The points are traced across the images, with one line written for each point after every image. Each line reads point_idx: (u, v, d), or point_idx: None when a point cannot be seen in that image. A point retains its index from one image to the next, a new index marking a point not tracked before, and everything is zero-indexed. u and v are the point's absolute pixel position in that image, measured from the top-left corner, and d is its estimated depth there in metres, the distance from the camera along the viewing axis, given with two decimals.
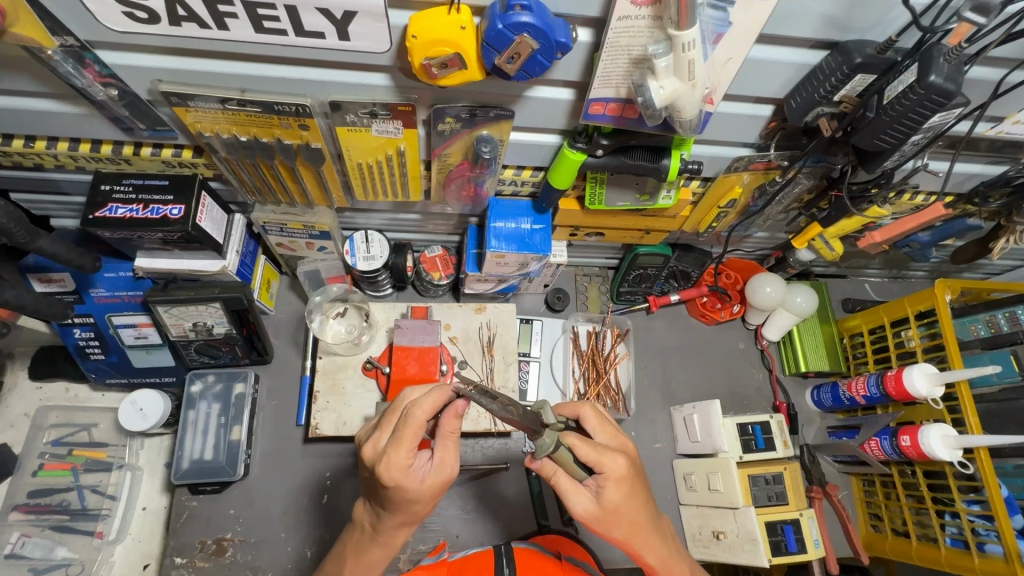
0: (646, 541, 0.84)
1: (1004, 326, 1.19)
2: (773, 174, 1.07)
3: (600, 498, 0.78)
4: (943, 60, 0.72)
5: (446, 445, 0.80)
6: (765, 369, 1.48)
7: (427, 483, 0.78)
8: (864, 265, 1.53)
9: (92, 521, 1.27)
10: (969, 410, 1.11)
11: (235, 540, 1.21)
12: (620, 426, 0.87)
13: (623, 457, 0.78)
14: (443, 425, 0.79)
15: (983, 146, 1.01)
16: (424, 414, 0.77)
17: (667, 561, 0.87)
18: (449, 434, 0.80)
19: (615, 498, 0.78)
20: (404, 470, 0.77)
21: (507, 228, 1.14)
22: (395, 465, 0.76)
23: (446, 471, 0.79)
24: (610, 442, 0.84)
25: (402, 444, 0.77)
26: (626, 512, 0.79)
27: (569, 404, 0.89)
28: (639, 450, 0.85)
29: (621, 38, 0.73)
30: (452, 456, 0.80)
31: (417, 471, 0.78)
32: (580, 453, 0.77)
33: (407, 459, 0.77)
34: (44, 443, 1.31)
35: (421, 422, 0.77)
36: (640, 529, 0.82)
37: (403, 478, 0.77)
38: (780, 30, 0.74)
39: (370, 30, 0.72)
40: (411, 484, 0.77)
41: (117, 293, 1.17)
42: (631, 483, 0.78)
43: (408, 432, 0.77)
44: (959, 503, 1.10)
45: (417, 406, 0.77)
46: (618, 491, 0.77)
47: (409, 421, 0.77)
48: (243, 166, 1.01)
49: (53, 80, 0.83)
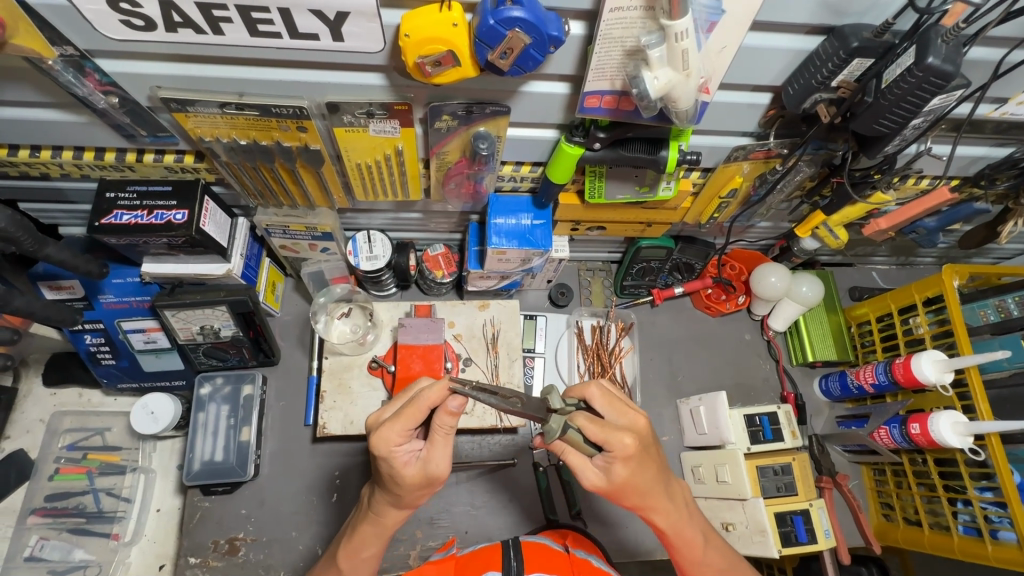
0: (658, 510, 0.85)
1: (1013, 310, 1.18)
2: (773, 162, 1.05)
3: (609, 473, 0.80)
4: (941, 42, 0.71)
5: (438, 443, 0.80)
6: (772, 360, 1.47)
7: (406, 470, 0.81)
8: (871, 252, 1.52)
9: (108, 523, 1.30)
10: (978, 396, 1.10)
11: (247, 539, 1.23)
12: (632, 402, 0.85)
13: (631, 435, 0.78)
14: (437, 421, 0.79)
15: (988, 129, 1.00)
16: (426, 400, 0.79)
17: (679, 527, 0.88)
18: (440, 430, 0.79)
19: (623, 474, 0.79)
20: (391, 447, 0.80)
21: (507, 224, 1.15)
22: (384, 439, 0.80)
23: (429, 467, 0.80)
24: (619, 420, 0.83)
25: (395, 423, 0.80)
26: (637, 486, 0.81)
27: (577, 384, 0.87)
28: (650, 425, 0.84)
29: (614, 31, 0.72)
30: (440, 455, 0.81)
31: (404, 455, 0.81)
32: (588, 433, 0.79)
33: (397, 437, 0.80)
34: (59, 447, 1.33)
35: (421, 405, 0.79)
36: (651, 499, 0.84)
37: (388, 453, 0.80)
38: (774, 17, 0.74)
39: (364, 30, 0.73)
40: (393, 464, 0.81)
41: (125, 298, 1.18)
42: (640, 459, 0.80)
43: (408, 410, 0.80)
44: (971, 489, 1.09)
45: (424, 390, 0.80)
46: (627, 467, 0.79)
47: (411, 403, 0.80)
48: (244, 170, 1.02)
49: (56, 90, 0.84)
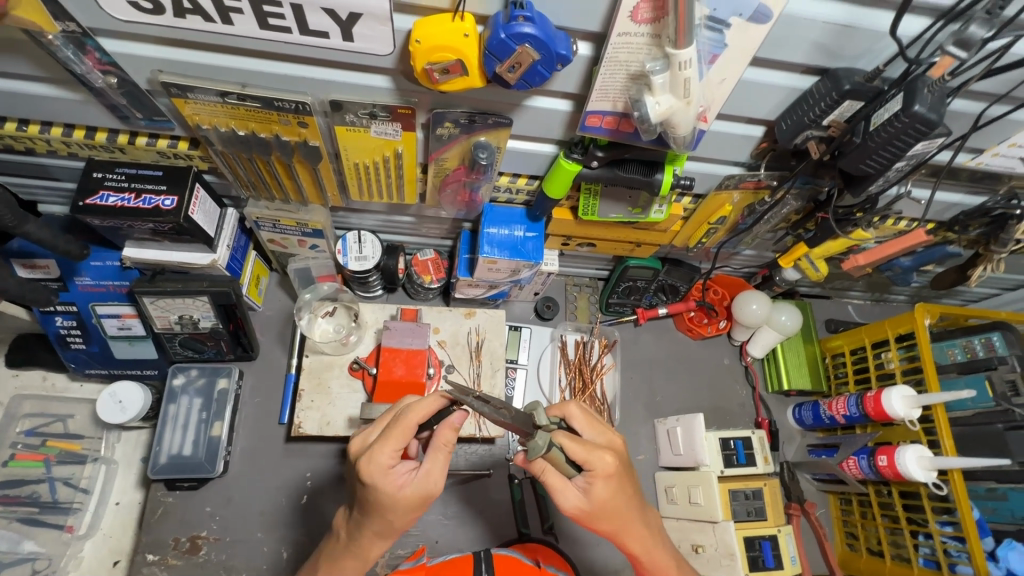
0: (633, 533, 0.87)
1: (979, 351, 1.21)
2: (762, 194, 1.08)
3: (589, 494, 0.81)
4: (927, 91, 0.74)
5: (435, 458, 0.77)
6: (749, 386, 1.50)
7: (403, 492, 0.75)
8: (848, 287, 1.56)
9: (62, 514, 1.25)
10: (943, 432, 1.13)
11: (210, 538, 1.20)
12: (608, 423, 0.89)
13: (611, 455, 0.81)
14: (440, 439, 0.76)
15: (964, 176, 1.05)
16: (416, 418, 0.76)
17: (653, 552, 0.90)
18: (442, 447, 0.76)
19: (603, 494, 0.81)
20: (385, 470, 0.75)
21: (500, 234, 1.15)
22: (377, 462, 0.75)
23: (429, 485, 0.76)
24: (598, 439, 0.86)
25: (387, 444, 0.75)
26: (615, 506, 0.83)
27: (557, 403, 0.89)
28: (626, 445, 0.87)
29: (620, 54, 0.74)
30: (438, 472, 0.77)
31: (399, 476, 0.76)
32: (571, 452, 0.80)
33: (388, 460, 0.75)
34: (17, 432, 1.28)
35: (411, 423, 0.76)
36: (625, 522, 0.85)
37: (383, 478, 0.75)
38: (773, 54, 0.76)
39: (374, 33, 0.74)
40: (389, 487, 0.75)
41: (102, 282, 1.16)
42: (618, 480, 0.82)
43: (396, 429, 0.76)
44: (932, 523, 1.12)
45: (411, 410, 0.77)
46: (607, 487, 0.81)
47: (399, 422, 0.76)
48: (239, 161, 1.01)
49: (50, 64, 0.82)
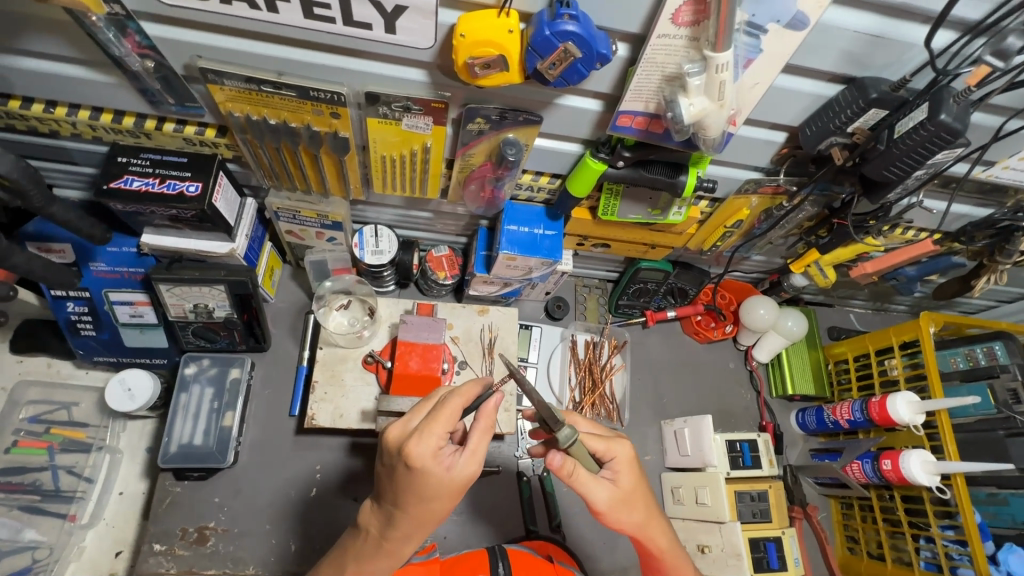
0: (656, 529, 0.89)
1: (981, 359, 1.24)
2: (779, 199, 1.11)
3: (618, 483, 0.84)
4: (952, 101, 0.78)
5: (480, 439, 0.77)
6: (753, 390, 1.52)
7: (452, 475, 0.75)
8: (851, 296, 1.59)
9: (65, 503, 1.23)
10: (947, 437, 1.16)
11: (218, 529, 1.19)
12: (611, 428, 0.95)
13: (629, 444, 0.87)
14: (485, 419, 0.76)
15: (973, 188, 1.08)
16: (462, 400, 0.76)
17: (675, 549, 0.92)
18: (486, 427, 0.77)
19: (629, 482, 0.85)
20: (435, 453, 0.74)
21: (519, 232, 1.17)
22: (426, 445, 0.73)
23: (475, 466, 0.77)
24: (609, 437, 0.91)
25: (435, 426, 0.74)
26: (640, 495, 0.86)
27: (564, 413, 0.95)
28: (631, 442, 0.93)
29: (658, 56, 0.76)
30: (483, 452, 0.77)
31: (446, 460, 0.75)
32: (592, 447, 0.86)
33: (437, 442, 0.74)
34: (19, 419, 1.25)
35: (457, 406, 0.76)
36: (649, 515, 0.87)
37: (432, 462, 0.74)
38: (803, 61, 0.79)
39: (419, 26, 0.75)
40: (438, 470, 0.74)
41: (118, 268, 1.16)
42: (639, 468, 0.87)
43: (443, 412, 0.75)
44: (934, 527, 1.15)
45: (454, 395, 0.77)
46: (632, 474, 0.85)
47: (445, 405, 0.76)
48: (266, 149, 1.01)
49: (87, 46, 0.82)
